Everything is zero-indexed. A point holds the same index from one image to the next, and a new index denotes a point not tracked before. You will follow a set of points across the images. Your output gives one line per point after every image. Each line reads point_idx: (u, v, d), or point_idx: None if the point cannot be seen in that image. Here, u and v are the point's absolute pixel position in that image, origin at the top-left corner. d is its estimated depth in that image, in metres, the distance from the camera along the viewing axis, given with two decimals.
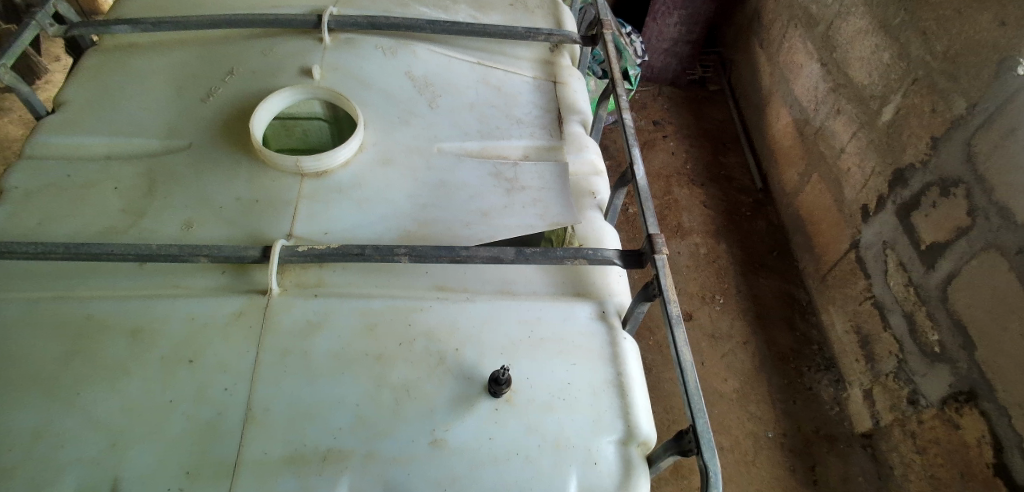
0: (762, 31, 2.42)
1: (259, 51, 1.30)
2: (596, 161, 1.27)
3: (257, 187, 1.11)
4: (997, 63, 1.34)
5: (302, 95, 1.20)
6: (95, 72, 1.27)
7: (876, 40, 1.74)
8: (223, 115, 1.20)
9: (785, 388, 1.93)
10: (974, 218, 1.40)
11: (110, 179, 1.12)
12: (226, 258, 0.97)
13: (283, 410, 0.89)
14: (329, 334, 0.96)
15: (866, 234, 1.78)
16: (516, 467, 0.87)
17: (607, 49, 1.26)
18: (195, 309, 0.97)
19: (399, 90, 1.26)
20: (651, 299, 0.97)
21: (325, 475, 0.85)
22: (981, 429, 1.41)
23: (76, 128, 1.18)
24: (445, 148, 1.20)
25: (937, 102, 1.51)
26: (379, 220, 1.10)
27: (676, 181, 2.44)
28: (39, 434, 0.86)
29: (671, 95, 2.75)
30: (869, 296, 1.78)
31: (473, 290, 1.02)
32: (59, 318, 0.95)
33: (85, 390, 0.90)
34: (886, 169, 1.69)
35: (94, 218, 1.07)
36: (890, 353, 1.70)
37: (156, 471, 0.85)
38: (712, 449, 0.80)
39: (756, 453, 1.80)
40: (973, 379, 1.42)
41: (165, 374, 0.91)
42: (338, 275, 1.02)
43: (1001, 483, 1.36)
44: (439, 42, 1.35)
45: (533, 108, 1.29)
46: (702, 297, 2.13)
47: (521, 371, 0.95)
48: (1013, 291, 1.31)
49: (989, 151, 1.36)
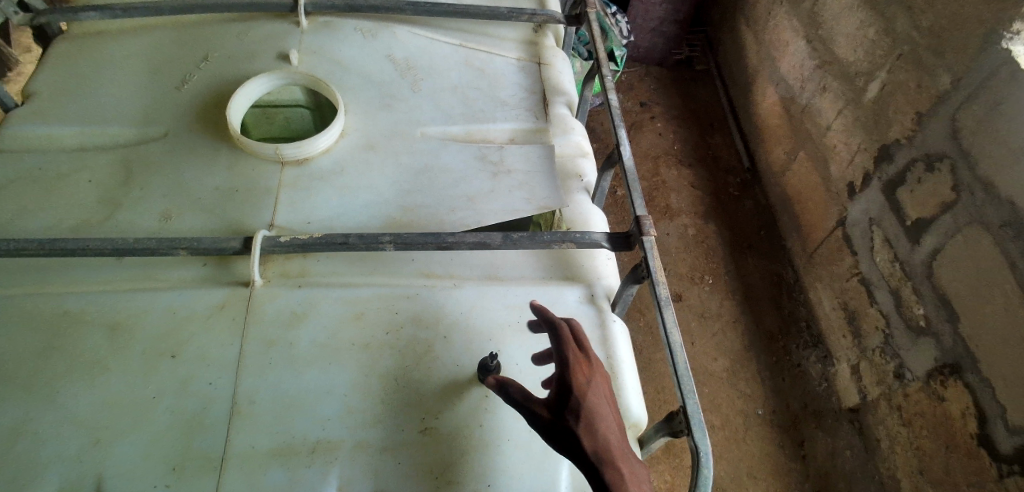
0: (747, 8, 2.40)
1: (235, 35, 1.27)
2: (582, 143, 1.25)
3: (236, 175, 1.09)
4: (983, 37, 1.34)
5: (281, 81, 1.18)
6: (64, 60, 1.23)
7: (862, 16, 1.73)
8: (199, 103, 1.17)
9: (773, 366, 1.96)
10: (958, 192, 1.40)
11: (85, 170, 1.09)
12: (207, 250, 0.95)
13: (269, 402, 0.88)
14: (315, 324, 0.94)
15: (852, 211, 1.79)
16: (508, 453, 0.87)
17: (592, 29, 1.24)
18: (175, 301, 0.95)
19: (379, 74, 1.23)
20: (641, 281, 0.96)
21: (314, 467, 0.84)
22: (965, 401, 1.42)
23: (47, 119, 1.14)
24: (429, 132, 1.18)
25: (922, 78, 1.51)
26: (363, 207, 1.08)
27: (664, 162, 2.43)
28: (19, 432, 0.85)
29: (657, 75, 2.73)
30: (856, 274, 1.79)
31: (460, 276, 1.01)
32: (36, 315, 0.93)
33: (64, 386, 0.88)
34: (872, 146, 1.69)
35: (69, 212, 1.04)
36: (877, 329, 1.72)
37: (140, 468, 0.83)
38: (702, 429, 0.80)
39: (745, 430, 1.85)
40: (957, 352, 1.44)
41: (147, 368, 0.90)
42: (323, 264, 1.01)
43: (984, 453, 1.38)
44: (420, 24, 1.32)
45: (517, 90, 1.27)
46: (691, 278, 2.14)
47: (510, 356, 0.94)
48: (996, 263, 1.32)
49: (973, 126, 1.37)
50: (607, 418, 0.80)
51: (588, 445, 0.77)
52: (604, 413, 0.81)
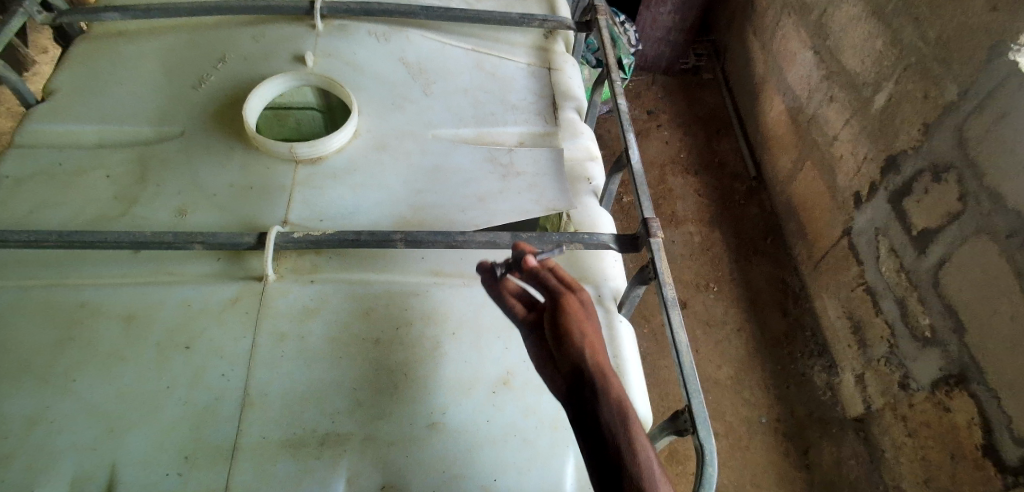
0: (754, 17, 2.41)
1: (251, 37, 1.29)
2: (591, 146, 1.27)
3: (250, 173, 1.11)
4: (990, 48, 1.34)
5: (295, 82, 1.20)
6: (84, 59, 1.26)
7: (869, 27, 1.74)
8: (215, 102, 1.19)
9: (778, 373, 1.97)
10: (964, 202, 1.41)
11: (102, 166, 1.11)
12: (221, 245, 0.97)
13: (280, 395, 0.89)
14: (326, 319, 0.96)
15: (859, 220, 1.79)
16: (513, 449, 0.89)
17: (602, 36, 1.25)
18: (189, 295, 0.97)
19: (392, 76, 1.26)
20: (647, 282, 0.97)
21: (323, 459, 0.86)
22: (971, 411, 1.42)
23: (67, 116, 1.17)
24: (440, 134, 1.20)
25: (929, 88, 1.52)
26: (374, 206, 1.10)
27: (670, 171, 2.45)
28: (34, 421, 0.86)
29: (665, 84, 2.75)
30: (863, 283, 1.79)
31: (469, 275, 1.02)
32: (53, 306, 0.95)
33: (79, 376, 0.90)
34: (878, 155, 1.70)
35: (85, 207, 1.06)
36: (883, 338, 1.72)
37: (151, 457, 0.85)
38: (708, 428, 0.80)
39: (750, 437, 1.86)
40: (963, 362, 1.44)
41: (161, 359, 0.91)
42: (334, 261, 1.02)
43: (990, 463, 1.38)
44: (433, 29, 1.34)
45: (527, 94, 1.29)
46: (697, 285, 2.16)
47: (518, 355, 0.96)
48: (1002, 272, 1.32)
49: (979, 136, 1.37)
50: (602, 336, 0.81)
51: (579, 352, 0.78)
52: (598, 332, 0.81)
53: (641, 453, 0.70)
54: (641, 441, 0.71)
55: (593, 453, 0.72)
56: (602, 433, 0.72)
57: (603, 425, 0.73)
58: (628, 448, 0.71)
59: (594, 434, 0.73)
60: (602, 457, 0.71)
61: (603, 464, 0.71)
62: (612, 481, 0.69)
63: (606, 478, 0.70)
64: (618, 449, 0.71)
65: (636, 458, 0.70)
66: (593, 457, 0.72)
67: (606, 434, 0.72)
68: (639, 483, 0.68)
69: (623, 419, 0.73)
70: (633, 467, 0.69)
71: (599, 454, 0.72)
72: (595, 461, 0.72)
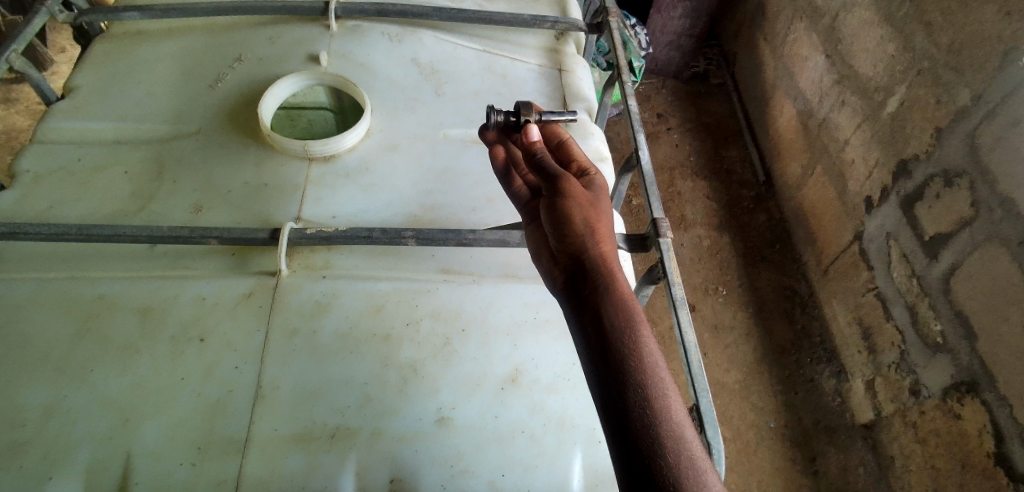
0: (764, 22, 2.41)
1: (266, 38, 1.31)
2: (601, 148, 1.25)
3: (265, 171, 1.12)
4: (1002, 54, 1.34)
5: (308, 82, 1.21)
6: (102, 58, 1.28)
7: (881, 32, 1.73)
8: (231, 102, 1.21)
9: (785, 379, 1.97)
10: (976, 209, 1.40)
11: (120, 164, 1.13)
12: (236, 240, 0.98)
13: (291, 389, 0.91)
14: (338, 315, 0.97)
15: (868, 226, 1.79)
16: (521, 446, 0.89)
17: (613, 39, 1.25)
18: (204, 290, 0.98)
19: (404, 77, 1.27)
20: (656, 282, 0.98)
21: (333, 452, 0.87)
22: (981, 419, 1.41)
23: (86, 114, 1.19)
24: (451, 134, 1.21)
25: (941, 94, 1.51)
26: (385, 205, 1.11)
27: (679, 174, 2.46)
28: (51, 410, 0.88)
29: (674, 88, 2.76)
30: (872, 289, 1.78)
31: (478, 273, 1.03)
32: (71, 299, 0.96)
33: (96, 368, 0.91)
34: (889, 161, 1.70)
35: (102, 203, 1.08)
36: (892, 345, 1.71)
37: (164, 447, 0.86)
38: (715, 427, 0.80)
39: (757, 443, 1.86)
40: (974, 370, 1.42)
41: (175, 352, 0.93)
42: (346, 258, 1.02)
43: (1001, 473, 1.36)
44: (445, 30, 1.35)
45: (537, 95, 1.30)
46: (705, 290, 2.16)
47: (526, 352, 0.96)
48: (1014, 280, 1.31)
49: (991, 143, 1.36)
50: (614, 231, 0.78)
51: (584, 246, 0.76)
52: (606, 227, 0.79)
53: (650, 362, 0.69)
54: (651, 349, 0.70)
55: (595, 356, 0.70)
56: (607, 336, 0.70)
57: (608, 328, 0.70)
58: (637, 355, 0.69)
59: (598, 336, 0.70)
60: (605, 361, 0.69)
61: (605, 369, 0.69)
62: (615, 389, 0.67)
63: (609, 383, 0.68)
64: (626, 355, 0.69)
65: (644, 367, 0.68)
66: (594, 361, 0.70)
67: (611, 337, 0.70)
68: (646, 392, 0.67)
69: (632, 325, 0.71)
70: (642, 375, 0.68)
71: (602, 358, 0.69)
72: (596, 364, 0.70)
